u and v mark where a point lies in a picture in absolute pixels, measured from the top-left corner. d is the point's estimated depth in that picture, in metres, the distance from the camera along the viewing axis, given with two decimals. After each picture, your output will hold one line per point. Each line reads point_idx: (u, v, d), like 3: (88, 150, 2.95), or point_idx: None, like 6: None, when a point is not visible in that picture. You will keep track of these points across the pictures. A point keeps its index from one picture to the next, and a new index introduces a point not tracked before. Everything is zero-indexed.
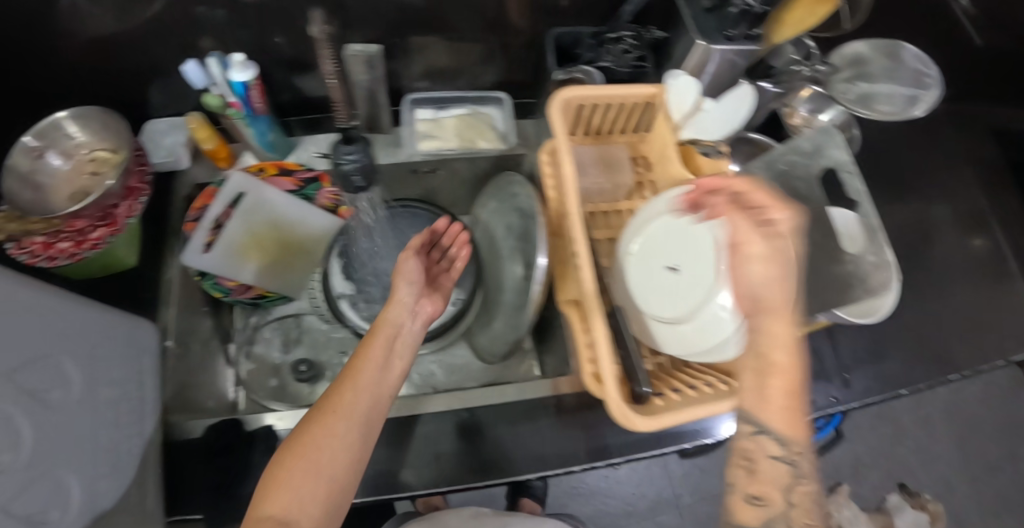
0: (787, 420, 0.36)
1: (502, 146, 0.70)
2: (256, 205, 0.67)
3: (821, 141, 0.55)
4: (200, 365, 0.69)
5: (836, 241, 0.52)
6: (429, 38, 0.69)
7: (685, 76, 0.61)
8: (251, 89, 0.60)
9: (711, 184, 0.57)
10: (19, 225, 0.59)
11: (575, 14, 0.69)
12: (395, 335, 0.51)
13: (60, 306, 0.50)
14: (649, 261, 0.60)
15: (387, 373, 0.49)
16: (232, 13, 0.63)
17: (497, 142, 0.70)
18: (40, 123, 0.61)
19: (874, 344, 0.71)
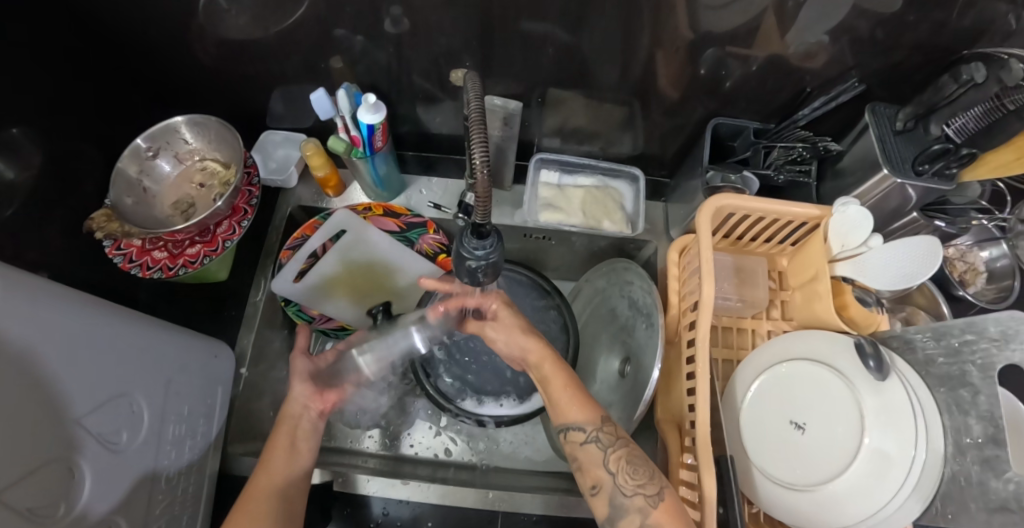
0: (576, 408, 0.47)
1: (627, 230, 0.68)
2: (356, 243, 0.67)
3: (1010, 325, 0.43)
4: (266, 391, 0.66)
5: (1001, 450, 0.43)
6: (565, 92, 0.63)
7: (857, 205, 0.53)
8: (376, 131, 0.56)
9: (864, 342, 0.51)
10: (121, 225, 0.56)
11: (732, 102, 0.62)
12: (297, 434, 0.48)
13: (136, 335, 0.48)
14: (772, 406, 0.55)
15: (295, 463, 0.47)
16: (368, 41, 0.58)
17: (623, 225, 0.68)
18: (154, 126, 0.59)
19: None
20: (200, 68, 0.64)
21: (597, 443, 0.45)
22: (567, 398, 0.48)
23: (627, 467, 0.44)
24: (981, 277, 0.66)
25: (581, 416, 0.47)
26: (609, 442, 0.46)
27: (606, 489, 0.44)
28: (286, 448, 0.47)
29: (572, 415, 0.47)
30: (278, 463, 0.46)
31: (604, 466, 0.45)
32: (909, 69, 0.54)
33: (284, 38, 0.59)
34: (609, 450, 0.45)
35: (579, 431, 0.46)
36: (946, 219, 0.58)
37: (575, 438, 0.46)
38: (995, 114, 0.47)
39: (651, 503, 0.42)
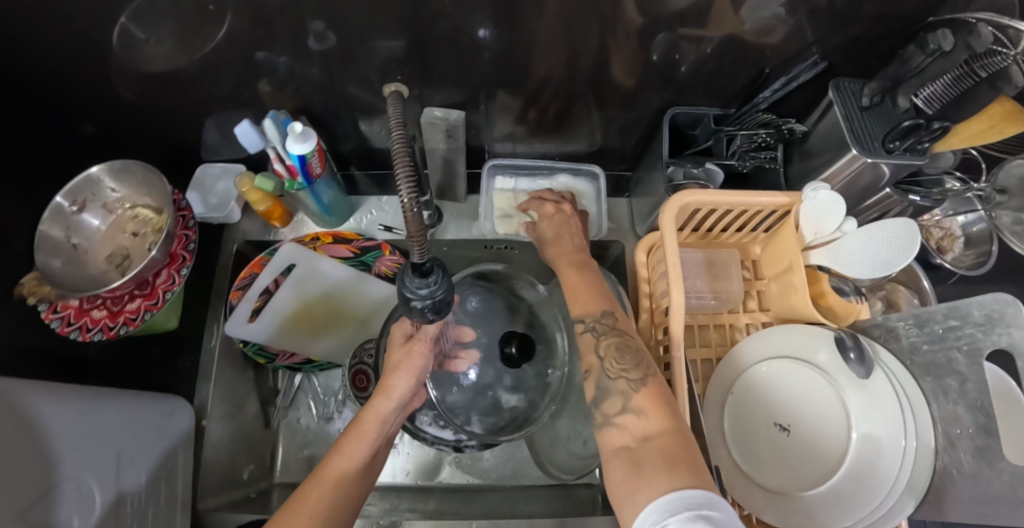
0: (583, 296, 0.47)
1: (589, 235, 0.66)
2: (311, 275, 0.64)
3: (995, 308, 0.41)
4: (236, 437, 0.64)
5: (994, 440, 0.41)
6: (515, 93, 0.60)
7: (828, 190, 0.50)
8: (310, 160, 0.53)
9: (843, 335, 0.49)
10: (55, 288, 0.52)
11: (688, 89, 0.58)
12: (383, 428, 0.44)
13: (76, 412, 0.45)
14: (754, 409, 0.52)
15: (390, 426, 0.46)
16: (294, 61, 0.54)
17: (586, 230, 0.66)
18: (73, 180, 0.54)
19: None
20: (123, 105, 0.59)
21: (593, 331, 0.44)
22: (571, 281, 0.49)
23: (616, 353, 0.42)
24: (958, 242, 0.65)
25: (587, 307, 0.46)
26: (605, 330, 0.44)
27: (594, 371, 0.42)
28: (364, 457, 0.42)
29: (575, 307, 0.47)
30: (353, 464, 0.42)
31: (595, 351, 0.43)
32: (872, 40, 0.50)
33: (204, 65, 0.54)
34: (602, 336, 0.44)
35: (579, 321, 0.45)
36: (921, 193, 0.55)
37: (576, 330, 0.45)
38: (964, 83, 0.45)
39: (633, 388, 0.39)
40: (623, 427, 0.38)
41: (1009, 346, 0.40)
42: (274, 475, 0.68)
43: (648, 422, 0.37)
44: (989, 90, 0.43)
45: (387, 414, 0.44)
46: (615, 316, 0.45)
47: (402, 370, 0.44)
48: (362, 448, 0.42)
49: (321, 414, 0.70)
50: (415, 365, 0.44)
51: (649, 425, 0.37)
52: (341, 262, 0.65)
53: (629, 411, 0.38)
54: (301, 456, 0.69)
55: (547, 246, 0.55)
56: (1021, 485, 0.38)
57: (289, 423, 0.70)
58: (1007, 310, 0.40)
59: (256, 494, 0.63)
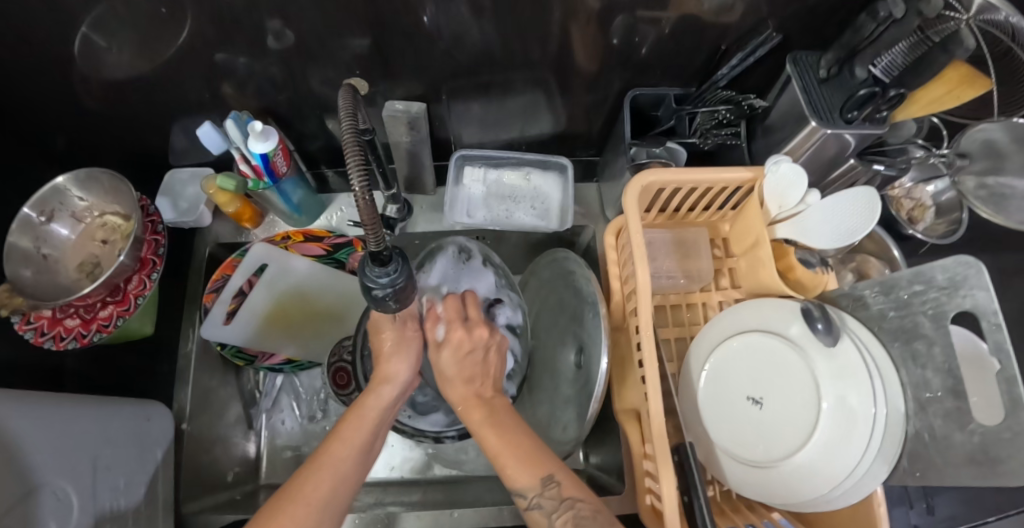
0: (518, 465, 0.40)
1: (551, 228, 0.67)
2: (283, 275, 0.64)
3: (957, 270, 0.41)
4: (218, 440, 0.64)
5: (962, 402, 0.41)
6: (478, 83, 0.60)
7: (788, 161, 0.50)
8: (273, 158, 0.53)
9: (810, 306, 0.49)
10: (27, 299, 0.52)
11: (649, 69, 0.58)
12: (380, 419, 0.43)
13: (51, 420, 0.45)
14: (727, 386, 0.53)
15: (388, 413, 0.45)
16: (254, 61, 0.54)
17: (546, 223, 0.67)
18: (39, 191, 0.54)
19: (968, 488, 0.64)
20: (86, 113, 0.59)
21: (540, 509, 0.40)
22: (513, 466, 0.40)
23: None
24: (929, 212, 0.64)
25: (528, 479, 0.40)
26: (553, 507, 0.39)
27: None
28: (364, 443, 0.41)
29: (517, 478, 0.40)
30: (352, 451, 0.40)
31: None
32: (826, 12, 0.50)
33: (164, 70, 0.54)
34: (553, 516, 0.39)
35: (520, 497, 0.40)
36: (886, 162, 0.54)
37: (521, 503, 0.41)
38: (921, 48, 0.45)
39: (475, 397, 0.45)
40: None
41: (973, 307, 0.40)
42: (260, 476, 0.68)
43: None
44: (943, 54, 0.42)
45: (386, 404, 0.44)
46: (557, 481, 0.40)
47: (399, 354, 0.45)
48: (362, 433, 0.41)
49: (303, 413, 0.70)
50: (411, 349, 0.45)
51: None
52: (312, 260, 0.66)
53: None
54: (286, 457, 0.69)
55: (452, 387, 0.46)
56: (989, 444, 0.38)
57: (273, 424, 0.70)
58: (971, 273, 0.40)
59: (241, 496, 0.63)
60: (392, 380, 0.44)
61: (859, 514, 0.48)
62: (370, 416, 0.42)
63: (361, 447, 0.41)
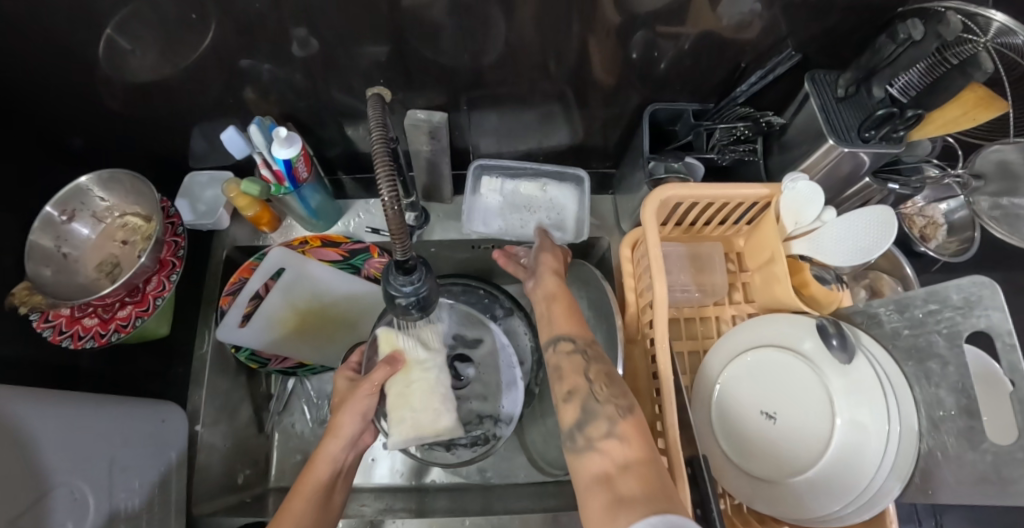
0: (569, 324, 0.48)
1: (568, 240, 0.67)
2: (299, 279, 0.65)
3: (973, 291, 0.41)
4: (230, 442, 0.64)
5: (976, 422, 0.41)
6: (497, 95, 0.61)
7: (806, 179, 0.50)
8: (296, 164, 0.54)
9: (825, 321, 0.50)
10: (46, 298, 0.53)
11: (666, 85, 0.59)
12: (334, 472, 0.47)
13: (68, 421, 0.46)
14: (740, 399, 0.53)
15: (345, 464, 0.49)
16: (278, 68, 0.55)
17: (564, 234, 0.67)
18: (62, 190, 0.55)
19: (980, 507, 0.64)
20: (109, 115, 0.60)
21: (581, 354, 0.45)
22: (562, 313, 0.49)
23: (606, 383, 0.43)
24: (941, 230, 0.65)
25: (576, 328, 0.47)
26: (594, 356, 0.45)
27: (580, 394, 0.42)
28: (321, 495, 0.45)
29: (561, 327, 0.48)
30: (311, 500, 0.45)
31: (584, 374, 0.44)
32: (844, 32, 0.51)
33: (189, 74, 0.55)
34: (592, 360, 0.45)
35: (567, 340, 0.46)
36: (901, 182, 0.56)
37: (563, 348, 0.46)
38: (937, 71, 0.46)
39: (620, 412, 0.40)
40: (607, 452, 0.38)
41: (987, 327, 0.41)
42: (269, 480, 0.68)
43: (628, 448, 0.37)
44: (960, 77, 0.44)
45: (336, 455, 0.48)
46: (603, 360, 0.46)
47: (348, 410, 0.49)
48: (317, 486, 0.45)
49: (314, 417, 0.70)
50: (360, 403, 0.49)
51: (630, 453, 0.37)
52: (330, 265, 0.66)
53: (613, 436, 0.38)
54: (295, 461, 0.69)
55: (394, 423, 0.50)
56: (1002, 464, 0.38)
57: (284, 428, 0.71)
58: (985, 293, 0.40)
59: (251, 499, 0.63)
60: (338, 435, 0.48)
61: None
62: (325, 470, 0.47)
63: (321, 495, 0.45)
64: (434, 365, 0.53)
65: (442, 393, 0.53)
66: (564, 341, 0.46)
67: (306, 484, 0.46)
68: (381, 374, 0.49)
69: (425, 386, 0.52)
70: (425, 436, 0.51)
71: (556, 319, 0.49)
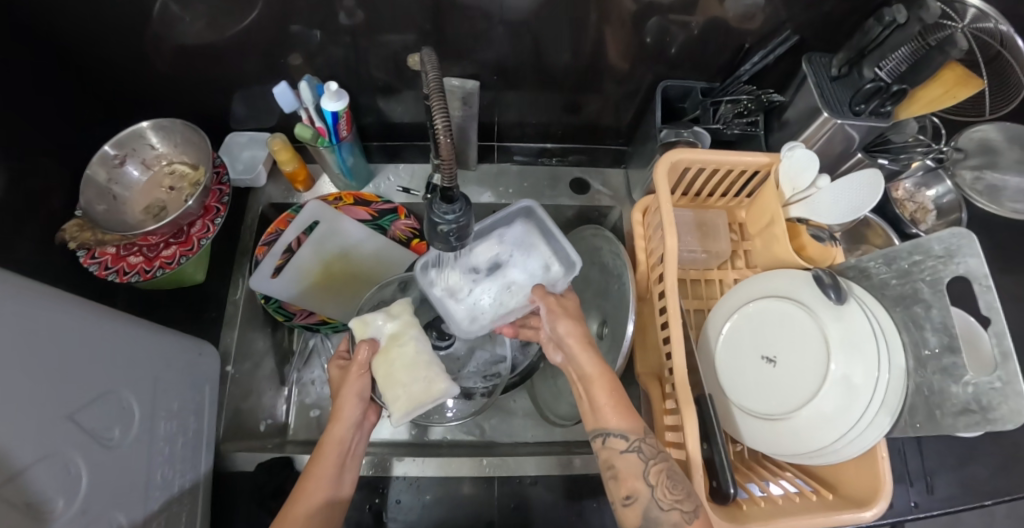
0: (620, 419, 0.46)
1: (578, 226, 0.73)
2: (330, 234, 0.69)
3: (953, 241, 0.46)
4: (254, 390, 0.67)
5: (956, 357, 0.46)
6: (521, 72, 0.66)
7: (803, 147, 0.56)
8: (340, 119, 0.58)
9: (821, 274, 0.55)
10: (93, 235, 0.56)
11: (676, 66, 0.65)
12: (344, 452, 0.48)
13: (124, 333, 0.48)
14: (743, 346, 0.57)
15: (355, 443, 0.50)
16: (326, 35, 0.60)
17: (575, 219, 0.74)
18: (122, 132, 0.59)
19: (967, 469, 0.68)
20: (163, 79, 0.65)
21: (638, 453, 0.45)
22: (609, 403, 0.47)
23: (667, 482, 0.44)
24: (931, 214, 0.70)
25: (623, 427, 0.46)
26: (651, 453, 0.46)
27: (642, 498, 0.44)
28: (333, 474, 0.46)
29: (611, 421, 0.47)
30: (324, 480, 0.46)
31: (644, 477, 0.45)
32: (833, 21, 0.58)
33: (242, 39, 0.60)
34: (650, 461, 0.45)
35: (619, 439, 0.46)
36: (889, 158, 0.63)
37: (615, 445, 0.46)
38: (919, 53, 0.52)
39: (686, 519, 0.42)
40: None
41: (966, 272, 0.46)
42: (287, 432, 0.70)
43: None
44: (940, 55, 0.50)
45: (344, 437, 0.48)
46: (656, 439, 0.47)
47: (345, 393, 0.49)
48: (328, 468, 0.46)
49: None
50: (355, 386, 0.49)
51: None
52: (360, 224, 0.70)
53: None
54: (312, 417, 0.71)
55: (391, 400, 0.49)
56: (983, 393, 0.43)
57: (304, 383, 0.73)
58: (964, 243, 0.46)
59: (272, 445, 0.66)
60: (342, 418, 0.48)
61: (861, 466, 0.52)
62: (334, 453, 0.47)
63: (332, 476, 0.46)
64: (412, 337, 0.52)
65: (427, 361, 0.51)
66: (617, 439, 0.46)
67: (318, 467, 0.46)
68: (364, 352, 0.50)
69: (407, 359, 0.50)
70: (423, 404, 0.49)
71: (602, 409, 0.47)
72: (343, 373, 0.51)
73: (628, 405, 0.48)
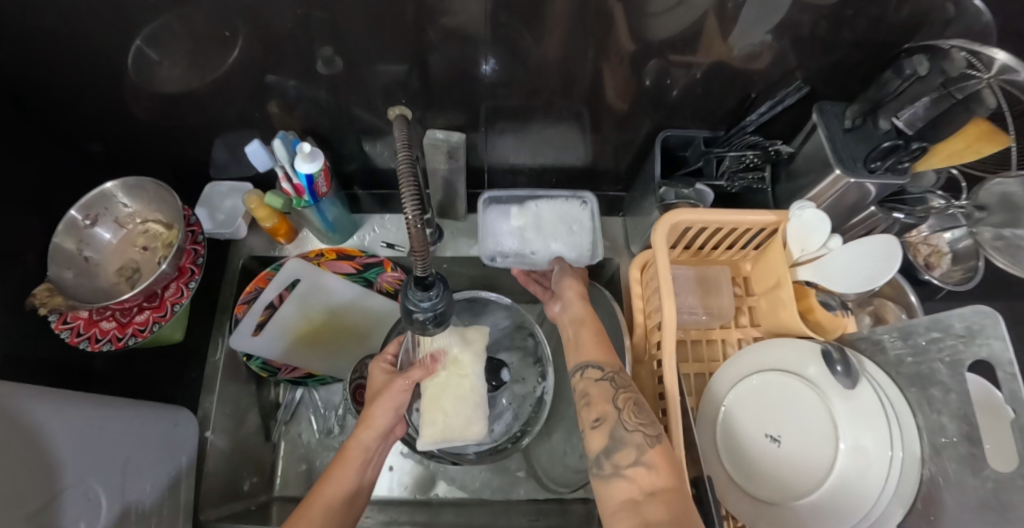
0: (598, 352, 0.49)
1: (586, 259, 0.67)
2: (314, 290, 0.66)
3: (975, 320, 0.42)
4: (237, 449, 0.65)
5: (977, 448, 0.42)
6: (513, 116, 0.62)
7: (813, 208, 0.52)
8: (317, 179, 0.55)
9: (832, 349, 0.51)
10: (65, 300, 0.54)
11: (677, 112, 0.61)
12: (367, 458, 0.47)
13: (90, 417, 0.46)
14: (745, 423, 0.54)
15: (382, 449, 0.49)
16: (304, 83, 0.57)
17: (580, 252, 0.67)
18: (88, 195, 0.57)
19: None
20: (137, 126, 0.62)
21: (611, 381, 0.46)
22: (590, 341, 0.50)
23: (634, 410, 0.44)
24: (946, 259, 0.68)
25: (601, 356, 0.48)
26: (623, 384, 0.46)
27: (609, 421, 0.44)
28: (353, 482, 0.45)
29: (588, 355, 0.49)
30: (347, 478, 0.45)
31: (612, 401, 0.45)
32: (849, 67, 0.53)
33: (216, 87, 0.57)
34: (621, 389, 0.45)
35: (594, 368, 0.48)
36: (906, 210, 0.58)
37: (592, 375, 0.47)
38: (943, 105, 0.48)
39: (648, 441, 0.41)
40: (633, 479, 0.39)
41: (990, 356, 0.41)
42: (274, 489, 0.68)
43: (657, 476, 0.39)
44: (964, 110, 0.47)
45: (371, 444, 0.47)
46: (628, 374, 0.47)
47: (381, 401, 0.48)
48: (350, 474, 0.45)
49: (320, 427, 0.71)
50: (394, 398, 0.49)
51: (657, 480, 0.39)
52: (343, 278, 0.68)
53: (641, 464, 0.40)
54: (300, 472, 0.69)
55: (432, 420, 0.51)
56: (1002, 488, 0.39)
57: (291, 437, 0.71)
58: (988, 322, 0.41)
59: (256, 507, 0.64)
60: (374, 425, 0.47)
61: None
62: (358, 455, 0.46)
63: (354, 477, 0.45)
64: (473, 372, 0.54)
65: (476, 400, 0.53)
66: (593, 368, 0.47)
67: (342, 469, 0.45)
68: (417, 375, 0.51)
69: (458, 392, 0.53)
70: (454, 439, 0.52)
71: (585, 345, 0.50)
72: (384, 382, 0.51)
73: (609, 346, 0.50)
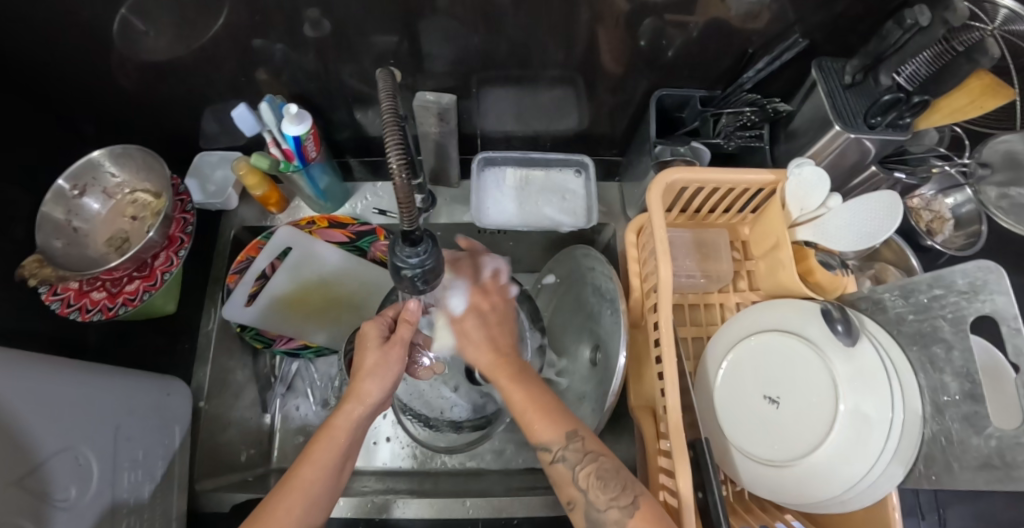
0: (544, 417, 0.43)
1: (580, 223, 0.66)
2: (306, 260, 0.66)
3: (978, 276, 0.41)
4: (232, 420, 0.64)
5: (980, 406, 0.40)
6: (505, 80, 0.61)
7: (811, 165, 0.50)
8: (306, 142, 0.54)
9: (832, 309, 0.50)
10: (57, 270, 0.53)
11: (672, 72, 0.59)
12: (353, 439, 0.43)
13: (80, 382, 0.46)
14: (743, 386, 0.53)
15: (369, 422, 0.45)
16: (289, 48, 0.55)
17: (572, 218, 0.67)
18: (75, 164, 0.57)
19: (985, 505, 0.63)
20: (123, 96, 0.61)
21: (565, 462, 0.42)
22: (537, 418, 0.44)
23: (601, 484, 0.41)
24: (948, 225, 0.64)
25: (551, 434, 0.43)
26: (578, 459, 0.42)
27: (580, 503, 0.42)
28: (336, 464, 0.42)
29: (540, 431, 0.43)
30: (326, 471, 0.41)
31: (575, 483, 0.42)
32: (854, 18, 0.51)
33: (201, 54, 0.55)
34: (578, 467, 0.42)
35: (545, 451, 0.43)
36: (907, 171, 0.56)
37: (545, 457, 0.43)
38: (944, 57, 0.47)
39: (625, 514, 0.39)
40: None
41: (993, 312, 0.40)
42: (271, 461, 0.68)
43: None
44: (966, 62, 0.44)
45: (359, 419, 0.43)
46: (580, 436, 0.43)
47: (374, 374, 0.43)
48: (334, 455, 0.41)
49: (318, 399, 0.70)
50: (391, 369, 0.44)
51: None
52: (336, 246, 0.68)
53: None
54: (297, 443, 0.69)
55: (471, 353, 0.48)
56: (1007, 448, 0.37)
57: (288, 410, 0.71)
58: (991, 277, 0.40)
59: (253, 478, 0.64)
60: (364, 400, 0.43)
61: (871, 515, 0.47)
62: (341, 436, 0.42)
63: (339, 453, 0.42)
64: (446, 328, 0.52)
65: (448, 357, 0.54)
66: (543, 449, 0.43)
67: (323, 448, 0.42)
68: (406, 332, 0.44)
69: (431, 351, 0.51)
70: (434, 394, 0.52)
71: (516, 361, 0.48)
72: (371, 347, 0.44)
73: (551, 407, 0.44)
